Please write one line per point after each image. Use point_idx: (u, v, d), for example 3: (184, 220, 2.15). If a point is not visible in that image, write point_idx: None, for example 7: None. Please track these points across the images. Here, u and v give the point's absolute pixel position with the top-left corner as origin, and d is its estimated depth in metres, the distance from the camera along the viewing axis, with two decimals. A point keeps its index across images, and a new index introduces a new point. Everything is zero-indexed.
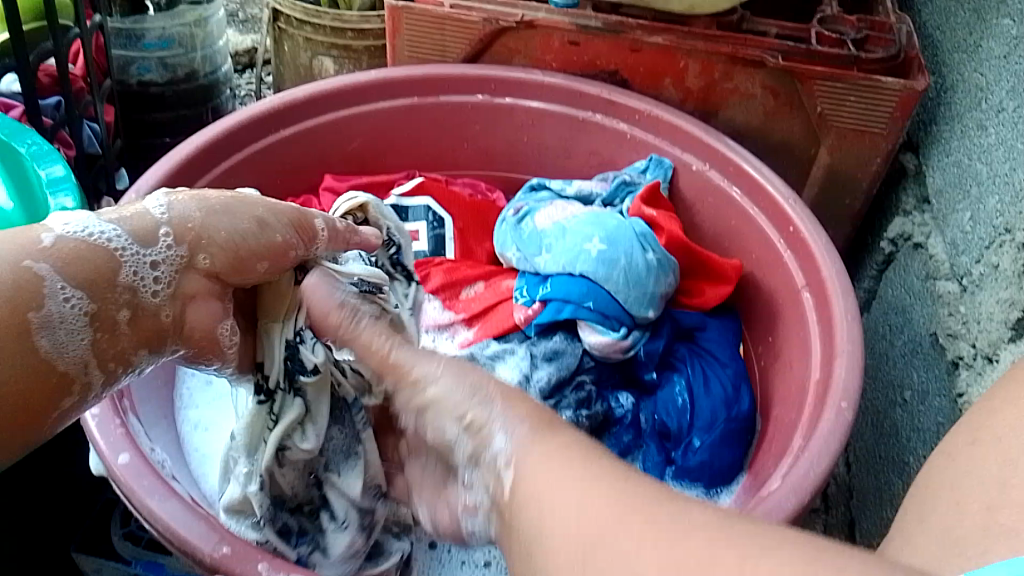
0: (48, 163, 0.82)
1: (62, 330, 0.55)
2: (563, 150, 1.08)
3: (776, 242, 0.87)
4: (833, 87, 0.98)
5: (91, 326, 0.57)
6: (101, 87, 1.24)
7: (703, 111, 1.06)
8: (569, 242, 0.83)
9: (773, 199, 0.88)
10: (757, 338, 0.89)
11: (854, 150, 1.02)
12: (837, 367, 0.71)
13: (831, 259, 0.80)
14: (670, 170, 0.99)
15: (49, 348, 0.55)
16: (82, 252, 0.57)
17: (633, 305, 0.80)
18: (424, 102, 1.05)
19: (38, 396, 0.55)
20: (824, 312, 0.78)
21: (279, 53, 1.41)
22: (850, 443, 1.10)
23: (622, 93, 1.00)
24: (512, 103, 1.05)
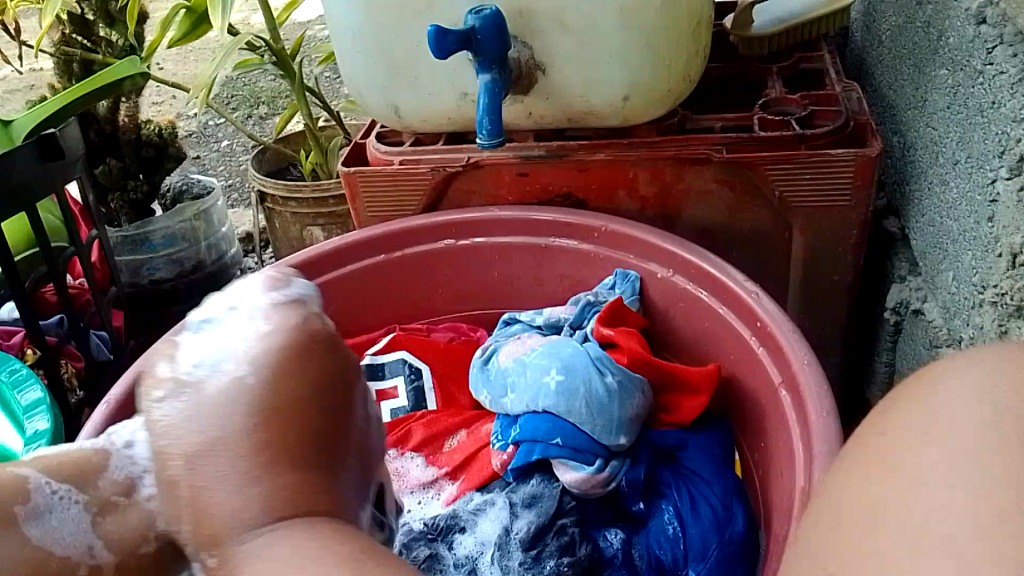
0: (25, 388, 0.85)
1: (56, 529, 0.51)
2: (536, 278, 1.08)
3: (750, 340, 0.83)
4: (785, 169, 0.97)
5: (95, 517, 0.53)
6: (106, 295, 1.31)
7: (665, 214, 1.05)
8: (529, 377, 0.81)
9: (737, 296, 0.85)
10: (752, 445, 0.83)
11: (826, 226, 0.99)
12: (815, 471, 0.66)
13: (801, 350, 0.76)
14: (637, 282, 0.98)
15: (42, 541, 0.51)
16: (66, 457, 0.54)
17: (602, 434, 0.76)
18: (391, 258, 1.07)
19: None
20: (802, 409, 0.73)
21: (273, 229, 1.47)
22: None
23: (576, 215, 1.00)
24: (475, 243, 1.06)
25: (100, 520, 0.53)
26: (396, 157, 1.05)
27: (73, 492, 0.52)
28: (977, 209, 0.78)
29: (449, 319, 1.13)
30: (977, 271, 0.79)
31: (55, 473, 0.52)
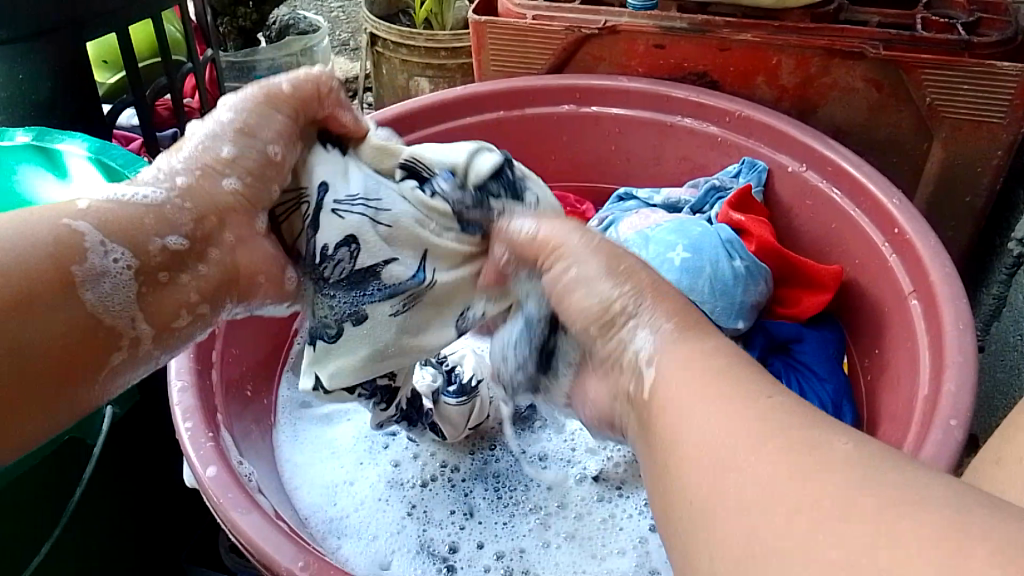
0: None
1: (108, 308, 0.50)
2: (653, 157, 1.05)
3: (882, 246, 0.81)
4: (942, 75, 0.91)
5: (140, 289, 0.51)
6: (215, 117, 1.32)
7: (801, 108, 1.01)
8: (652, 251, 0.80)
9: (875, 199, 0.82)
10: (863, 351, 0.82)
11: (971, 144, 0.94)
12: (946, 381, 0.65)
13: (941, 262, 0.73)
14: (763, 173, 0.95)
15: (94, 304, 0.49)
16: (117, 216, 0.51)
17: (721, 315, 0.76)
18: (509, 116, 1.05)
19: (76, 343, 0.49)
20: (934, 319, 0.71)
21: (379, 76, 1.45)
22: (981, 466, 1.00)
23: (711, 95, 0.97)
24: (598, 112, 1.03)
25: (144, 293, 0.51)
26: (529, 11, 1.01)
27: (124, 256, 0.50)
28: None
29: (558, 188, 1.12)
30: None
31: (108, 233, 0.50)
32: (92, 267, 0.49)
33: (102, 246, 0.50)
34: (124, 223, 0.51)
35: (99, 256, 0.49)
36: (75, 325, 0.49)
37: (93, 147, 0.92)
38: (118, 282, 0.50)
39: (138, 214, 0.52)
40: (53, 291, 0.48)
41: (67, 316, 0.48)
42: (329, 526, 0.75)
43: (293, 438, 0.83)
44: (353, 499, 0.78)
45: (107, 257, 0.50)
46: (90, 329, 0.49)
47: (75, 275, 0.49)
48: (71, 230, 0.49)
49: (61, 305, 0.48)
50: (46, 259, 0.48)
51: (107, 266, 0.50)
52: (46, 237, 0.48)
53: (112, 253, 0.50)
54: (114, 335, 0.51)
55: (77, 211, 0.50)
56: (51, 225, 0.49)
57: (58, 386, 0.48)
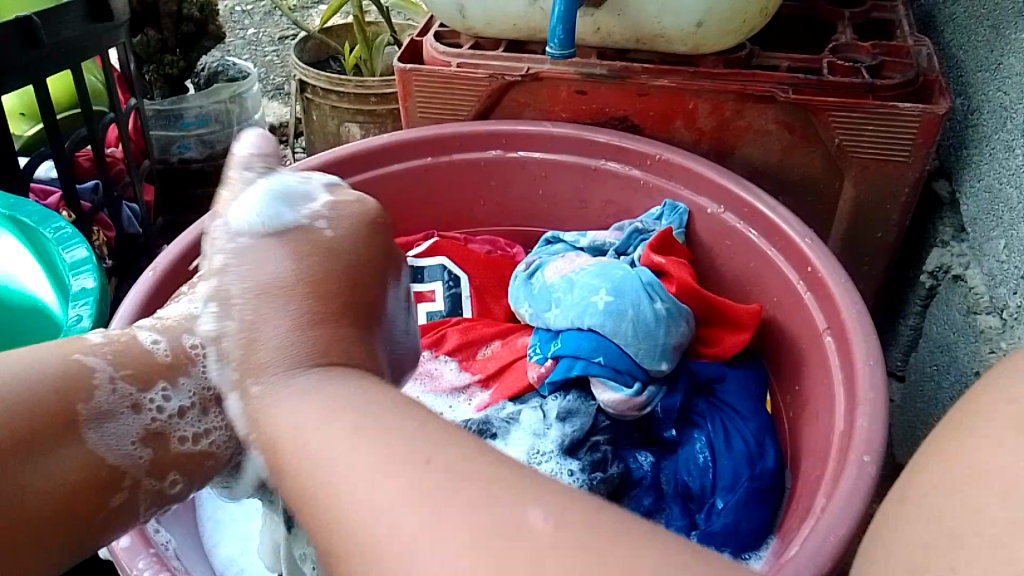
0: (72, 246, 0.85)
1: (111, 450, 0.61)
2: (579, 199, 1.07)
3: (797, 283, 0.83)
4: (848, 118, 0.95)
5: (142, 430, 0.64)
6: (140, 167, 1.30)
7: (719, 150, 1.04)
8: (576, 296, 0.81)
9: (790, 240, 0.84)
10: (785, 388, 0.84)
11: (880, 183, 0.98)
12: (859, 417, 0.66)
13: (852, 299, 0.76)
14: (685, 215, 0.97)
15: (98, 444, 0.61)
16: (130, 353, 0.66)
17: (645, 358, 0.77)
18: (438, 162, 1.05)
19: (87, 493, 0.59)
20: (847, 356, 0.73)
21: (309, 122, 1.45)
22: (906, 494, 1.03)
23: (632, 140, 0.98)
24: (524, 157, 1.05)
25: (146, 427, 0.65)
26: (454, 60, 1.02)
27: (132, 392, 0.64)
28: None
29: (488, 232, 1.13)
30: None
31: (117, 368, 0.64)
32: (96, 405, 0.61)
33: (119, 387, 0.63)
34: (146, 366, 0.66)
35: (105, 382, 0.63)
36: (87, 469, 0.60)
37: (4, 204, 0.88)
38: (120, 421, 0.63)
39: (143, 359, 0.67)
40: (61, 426, 0.59)
41: (73, 460, 0.59)
42: None
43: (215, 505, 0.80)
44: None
45: (115, 387, 0.63)
46: (98, 480, 0.60)
47: (80, 413, 0.60)
48: (79, 363, 0.62)
49: (76, 445, 0.60)
50: (55, 398, 0.59)
51: (109, 401, 0.62)
52: (60, 371, 0.61)
53: (115, 386, 0.63)
54: (116, 476, 0.62)
55: (87, 348, 0.64)
56: (65, 360, 0.62)
57: (62, 521, 0.57)
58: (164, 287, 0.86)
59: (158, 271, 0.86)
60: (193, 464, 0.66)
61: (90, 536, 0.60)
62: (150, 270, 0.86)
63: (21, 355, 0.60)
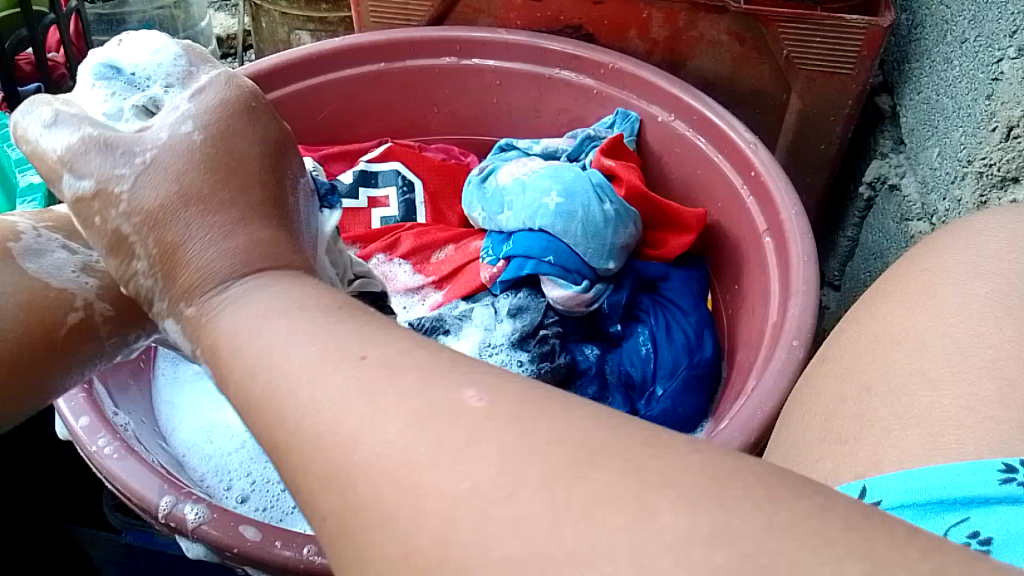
0: (16, 142, 0.83)
1: (53, 276, 0.54)
2: (533, 108, 1.07)
3: (740, 188, 0.86)
4: (797, 29, 0.97)
5: (86, 271, 0.55)
6: (83, 72, 1.26)
7: (671, 61, 1.05)
8: (528, 197, 0.83)
9: (735, 146, 0.87)
10: (725, 288, 0.88)
11: (825, 94, 1.01)
12: (792, 308, 0.71)
13: (790, 200, 0.79)
14: (636, 124, 0.99)
15: (37, 273, 0.54)
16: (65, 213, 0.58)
17: (593, 257, 0.80)
18: (391, 68, 1.05)
19: (36, 331, 0.51)
20: (784, 253, 0.77)
21: (258, 29, 1.42)
22: None
23: (585, 47, 0.99)
24: (478, 64, 1.05)
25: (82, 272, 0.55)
26: None
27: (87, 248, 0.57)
28: (977, 86, 0.80)
29: (442, 141, 1.13)
30: (965, 146, 0.81)
31: (45, 222, 0.57)
32: (26, 243, 0.55)
33: (44, 232, 0.56)
34: (79, 224, 0.58)
35: (31, 233, 0.55)
36: (32, 305, 0.52)
37: None
38: (58, 265, 0.55)
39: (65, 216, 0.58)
40: None
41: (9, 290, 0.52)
42: (203, 462, 0.77)
43: (173, 378, 0.85)
44: (225, 447, 0.78)
45: (52, 241, 0.56)
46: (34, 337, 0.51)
47: (9, 249, 0.54)
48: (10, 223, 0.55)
49: (9, 272, 0.53)
50: None
51: (38, 242, 0.55)
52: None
53: (42, 235, 0.56)
54: (65, 306, 0.53)
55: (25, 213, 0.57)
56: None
57: (28, 361, 0.51)
58: None
59: None
60: (143, 314, 0.57)
61: (47, 371, 0.52)
62: None
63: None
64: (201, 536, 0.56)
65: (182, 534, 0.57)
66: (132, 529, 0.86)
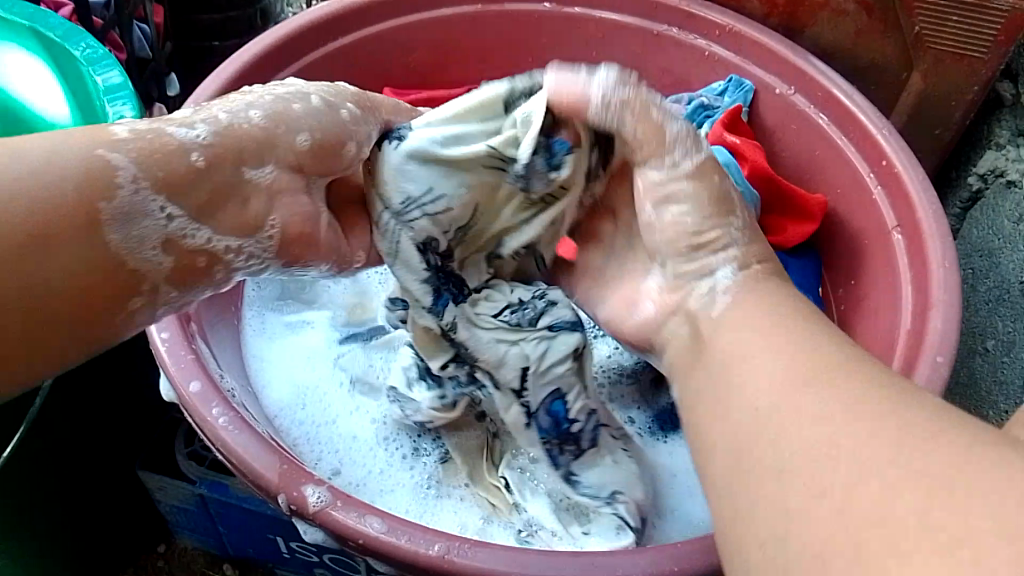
0: (104, 69, 0.78)
1: (133, 252, 0.52)
2: (635, 66, 1.01)
3: (867, 177, 0.81)
4: (935, 4, 0.89)
5: (166, 244, 0.53)
6: None
7: (788, 27, 0.99)
8: None
9: (864, 130, 0.81)
10: (838, 281, 0.85)
11: (951, 77, 0.94)
12: (932, 318, 0.67)
13: (928, 198, 0.74)
14: (750, 94, 0.92)
15: (118, 245, 0.51)
16: (160, 148, 0.52)
17: None
18: (488, 10, 0.98)
19: (85, 309, 0.50)
20: (918, 256, 0.72)
21: None
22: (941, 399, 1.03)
23: (701, 5, 0.93)
24: (582, 13, 0.98)
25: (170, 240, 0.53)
26: None
27: (175, 212, 0.53)
28: None
29: None
30: None
31: (141, 166, 0.51)
32: (122, 205, 0.51)
33: (145, 192, 0.51)
34: (181, 172, 0.53)
35: (134, 197, 0.51)
36: (103, 271, 0.50)
37: (27, 17, 0.82)
38: (145, 233, 0.52)
39: (174, 151, 0.53)
40: (74, 228, 0.49)
41: (84, 253, 0.49)
42: (296, 425, 0.76)
43: (260, 329, 0.83)
44: (317, 414, 0.78)
45: (157, 206, 0.52)
46: (82, 307, 0.50)
47: (100, 213, 0.50)
48: (104, 160, 0.50)
49: (91, 243, 0.50)
50: (69, 199, 0.49)
51: (134, 202, 0.51)
52: (77, 168, 0.49)
53: (151, 200, 0.52)
54: (135, 281, 0.53)
55: (113, 141, 0.51)
56: (83, 155, 0.50)
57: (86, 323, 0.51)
58: None
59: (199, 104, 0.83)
60: (194, 276, 0.56)
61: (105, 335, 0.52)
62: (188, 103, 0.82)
63: (46, 137, 0.50)
64: (326, 521, 0.54)
65: (301, 516, 0.56)
66: (207, 480, 0.85)
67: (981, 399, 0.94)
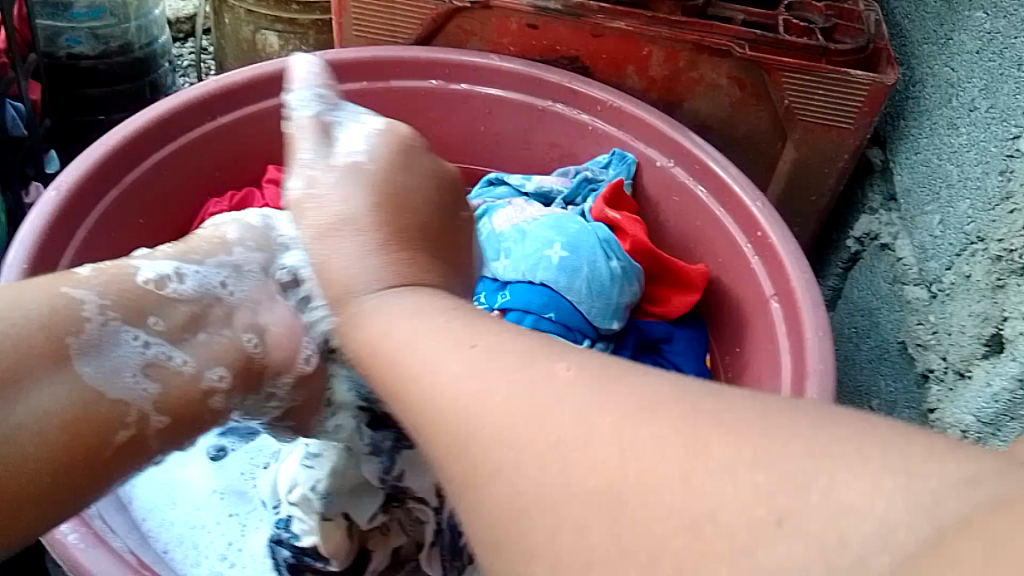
0: None
1: (110, 386, 0.56)
2: (522, 140, 1.02)
3: (743, 246, 0.83)
4: (801, 79, 0.93)
5: (149, 375, 0.58)
6: (25, 62, 1.14)
7: (667, 101, 1.02)
8: (528, 247, 0.80)
9: (740, 201, 0.84)
10: (724, 348, 0.86)
11: (820, 146, 0.98)
12: (808, 389, 0.68)
13: (800, 267, 0.76)
14: (633, 166, 0.95)
15: (93, 378, 0.55)
16: (124, 284, 0.60)
17: (597, 316, 0.78)
18: (374, 87, 0.98)
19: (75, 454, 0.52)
20: (794, 325, 0.74)
21: (220, 26, 1.30)
22: None
23: (582, 82, 0.94)
24: (467, 90, 0.99)
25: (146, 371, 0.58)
26: None
27: (145, 336, 0.59)
28: (990, 161, 0.79)
29: None
30: (973, 221, 0.80)
31: (108, 301, 0.58)
32: (92, 336, 0.56)
33: (114, 323, 0.58)
34: (137, 298, 0.60)
35: (122, 340, 0.58)
36: (84, 409, 0.54)
37: None
38: (120, 369, 0.57)
39: (135, 290, 0.60)
40: (47, 359, 0.53)
41: (56, 394, 0.53)
42: (165, 531, 0.72)
43: None
44: (190, 515, 0.74)
45: (129, 355, 0.58)
46: (81, 469, 0.53)
47: (69, 346, 0.55)
48: (69, 297, 0.56)
49: (51, 381, 0.53)
50: (39, 337, 0.54)
51: (131, 347, 0.58)
52: (48, 306, 0.55)
53: (141, 342, 0.59)
54: (116, 416, 0.55)
55: (78, 281, 0.58)
56: (50, 294, 0.56)
57: (80, 470, 0.52)
58: (72, 205, 0.80)
59: (63, 189, 0.79)
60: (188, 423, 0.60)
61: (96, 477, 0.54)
62: (52, 188, 0.79)
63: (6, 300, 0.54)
64: None
65: None
66: None
67: None
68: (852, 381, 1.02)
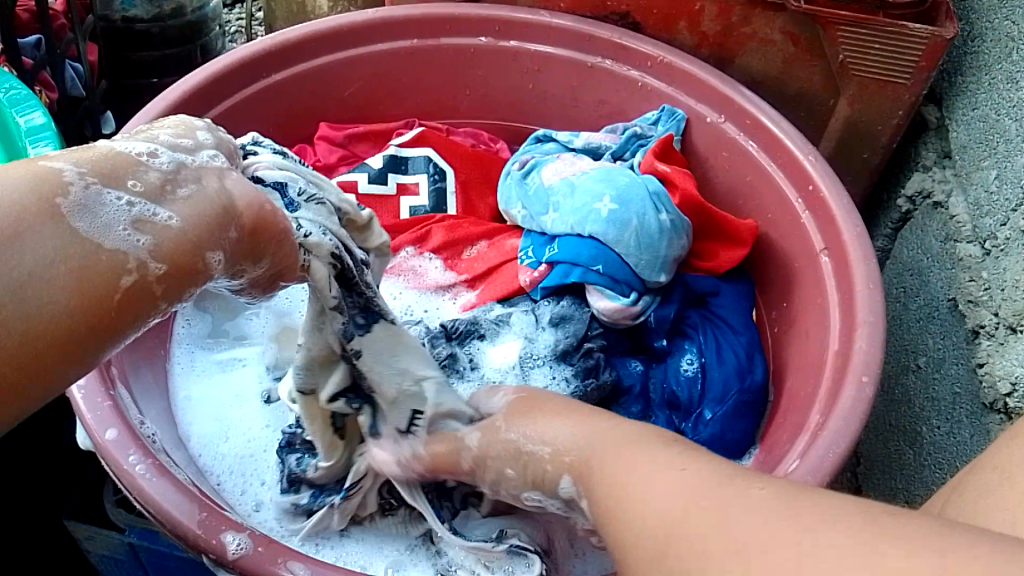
0: (26, 110, 0.79)
1: (104, 235, 0.42)
2: (570, 97, 1.02)
3: (794, 201, 0.82)
4: (857, 33, 0.91)
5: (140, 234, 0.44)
6: (84, 23, 1.17)
7: (718, 57, 1.01)
8: (577, 201, 0.82)
9: (792, 156, 0.83)
10: (771, 304, 0.86)
11: (875, 102, 0.96)
12: (858, 339, 0.68)
13: (852, 220, 0.75)
14: (682, 122, 0.94)
15: (85, 231, 0.42)
16: (105, 154, 0.46)
17: (645, 269, 0.78)
18: (424, 44, 0.99)
19: (92, 316, 0.41)
20: (845, 278, 0.74)
21: None
22: (868, 426, 1.04)
23: (634, 38, 0.94)
24: (517, 47, 0.99)
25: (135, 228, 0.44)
26: None
27: (130, 195, 0.45)
28: None
29: (470, 125, 1.08)
30: None
31: (99, 168, 0.45)
32: (77, 196, 0.43)
33: (94, 185, 0.44)
34: (115, 165, 0.45)
35: (105, 199, 0.43)
36: (85, 274, 0.42)
37: None
38: (110, 222, 0.43)
39: (111, 156, 0.46)
40: (41, 217, 0.41)
41: (54, 249, 0.41)
42: (217, 460, 0.76)
43: (189, 367, 0.83)
44: (239, 447, 0.77)
45: (118, 210, 0.43)
46: (104, 331, 0.42)
47: (59, 205, 0.42)
48: (55, 168, 0.43)
49: (52, 232, 0.41)
50: (25, 195, 0.41)
51: (113, 204, 0.43)
52: (19, 178, 0.41)
53: (124, 201, 0.44)
54: (112, 272, 0.43)
55: (65, 152, 0.45)
56: (30, 162, 0.43)
57: (101, 340, 0.42)
58: None
59: None
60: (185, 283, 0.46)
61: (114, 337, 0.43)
62: None
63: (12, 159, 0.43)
64: (241, 568, 0.54)
65: (222, 565, 0.55)
66: (137, 527, 0.82)
67: (911, 416, 0.95)
68: (900, 340, 1.01)
